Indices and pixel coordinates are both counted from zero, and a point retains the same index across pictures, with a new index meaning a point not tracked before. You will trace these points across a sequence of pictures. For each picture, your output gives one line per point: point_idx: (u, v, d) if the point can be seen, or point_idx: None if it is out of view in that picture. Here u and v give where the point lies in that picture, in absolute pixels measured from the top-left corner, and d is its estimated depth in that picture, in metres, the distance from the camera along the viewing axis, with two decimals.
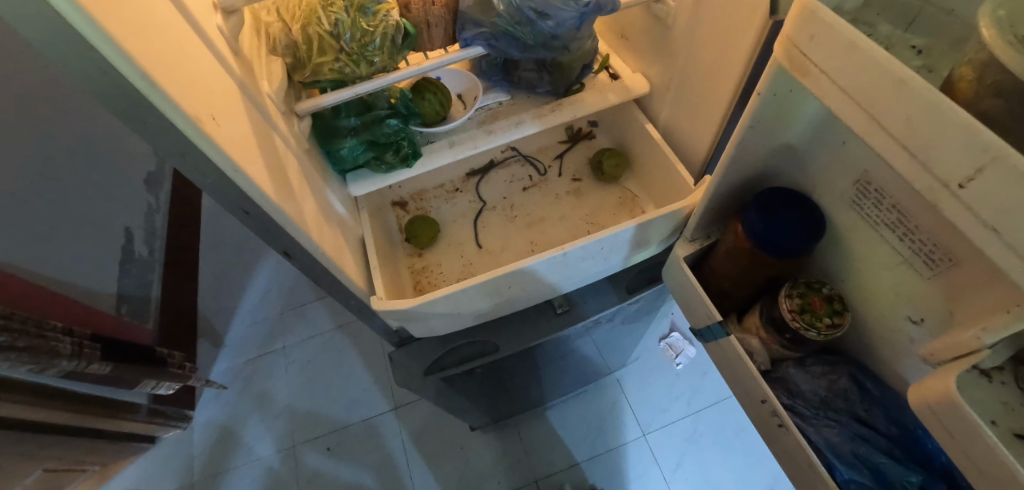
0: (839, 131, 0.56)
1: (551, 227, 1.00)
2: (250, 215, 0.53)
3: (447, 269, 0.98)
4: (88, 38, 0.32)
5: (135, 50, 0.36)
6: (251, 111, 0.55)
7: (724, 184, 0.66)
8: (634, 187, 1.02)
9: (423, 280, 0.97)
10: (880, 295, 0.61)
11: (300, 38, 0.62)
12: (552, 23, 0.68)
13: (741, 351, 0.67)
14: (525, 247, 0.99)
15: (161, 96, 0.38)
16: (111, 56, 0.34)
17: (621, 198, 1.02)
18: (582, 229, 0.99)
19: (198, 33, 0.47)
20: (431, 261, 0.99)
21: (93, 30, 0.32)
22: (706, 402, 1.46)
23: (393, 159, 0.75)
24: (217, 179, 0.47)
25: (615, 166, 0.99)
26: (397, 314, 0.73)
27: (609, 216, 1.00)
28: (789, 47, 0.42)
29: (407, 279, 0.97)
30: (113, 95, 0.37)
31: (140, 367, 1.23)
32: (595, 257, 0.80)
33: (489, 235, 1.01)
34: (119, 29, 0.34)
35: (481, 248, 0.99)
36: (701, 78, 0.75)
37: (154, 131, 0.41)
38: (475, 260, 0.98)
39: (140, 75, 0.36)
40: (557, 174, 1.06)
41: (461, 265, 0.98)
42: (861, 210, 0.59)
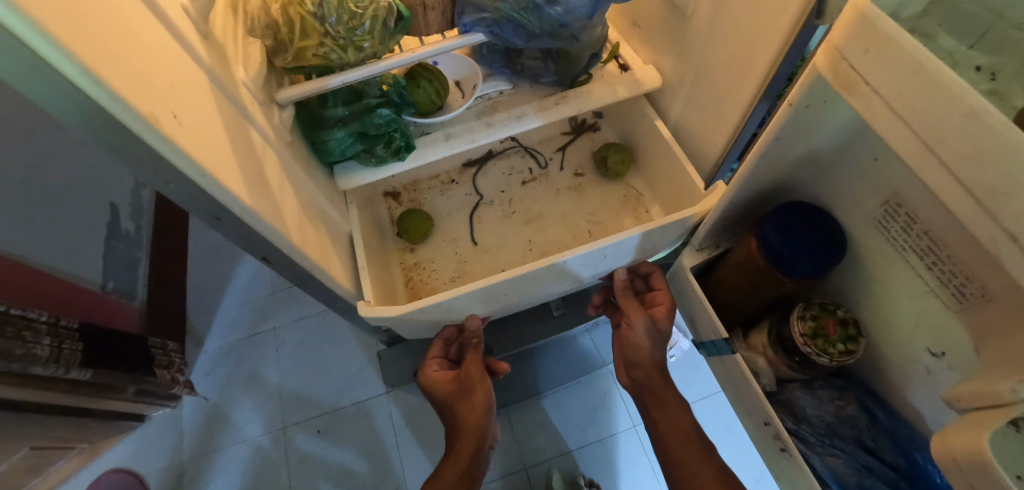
0: (873, 147, 0.51)
1: (550, 224, 0.96)
2: (221, 221, 0.48)
3: (441, 266, 0.94)
4: (17, 31, 0.27)
5: (74, 42, 0.30)
6: (226, 106, 0.49)
7: (741, 194, 0.61)
8: (639, 185, 0.97)
9: (416, 277, 0.93)
10: (897, 322, 0.58)
11: (280, 18, 0.55)
12: (561, 9, 0.60)
13: (747, 370, 0.64)
14: (523, 244, 0.94)
15: (109, 95, 0.33)
16: (48, 52, 0.29)
17: (625, 196, 0.97)
18: (584, 229, 0.95)
19: (162, 18, 0.41)
20: (424, 258, 0.95)
21: (21, 21, 0.27)
22: (696, 396, 1.44)
23: (384, 152, 0.69)
24: (182, 186, 0.42)
25: (621, 162, 0.94)
26: (387, 320, 0.70)
27: (610, 214, 0.96)
28: (836, 58, 0.37)
29: (398, 276, 0.93)
30: (55, 95, 0.32)
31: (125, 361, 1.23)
32: (597, 263, 0.75)
33: (486, 231, 0.96)
34: (50, 14, 0.29)
35: (476, 244, 0.95)
36: (721, 77, 0.69)
37: (107, 133, 0.36)
38: (470, 258, 0.94)
39: (82, 71, 0.31)
40: (559, 168, 1.01)
41: (456, 263, 0.94)
42: (886, 233, 0.55)
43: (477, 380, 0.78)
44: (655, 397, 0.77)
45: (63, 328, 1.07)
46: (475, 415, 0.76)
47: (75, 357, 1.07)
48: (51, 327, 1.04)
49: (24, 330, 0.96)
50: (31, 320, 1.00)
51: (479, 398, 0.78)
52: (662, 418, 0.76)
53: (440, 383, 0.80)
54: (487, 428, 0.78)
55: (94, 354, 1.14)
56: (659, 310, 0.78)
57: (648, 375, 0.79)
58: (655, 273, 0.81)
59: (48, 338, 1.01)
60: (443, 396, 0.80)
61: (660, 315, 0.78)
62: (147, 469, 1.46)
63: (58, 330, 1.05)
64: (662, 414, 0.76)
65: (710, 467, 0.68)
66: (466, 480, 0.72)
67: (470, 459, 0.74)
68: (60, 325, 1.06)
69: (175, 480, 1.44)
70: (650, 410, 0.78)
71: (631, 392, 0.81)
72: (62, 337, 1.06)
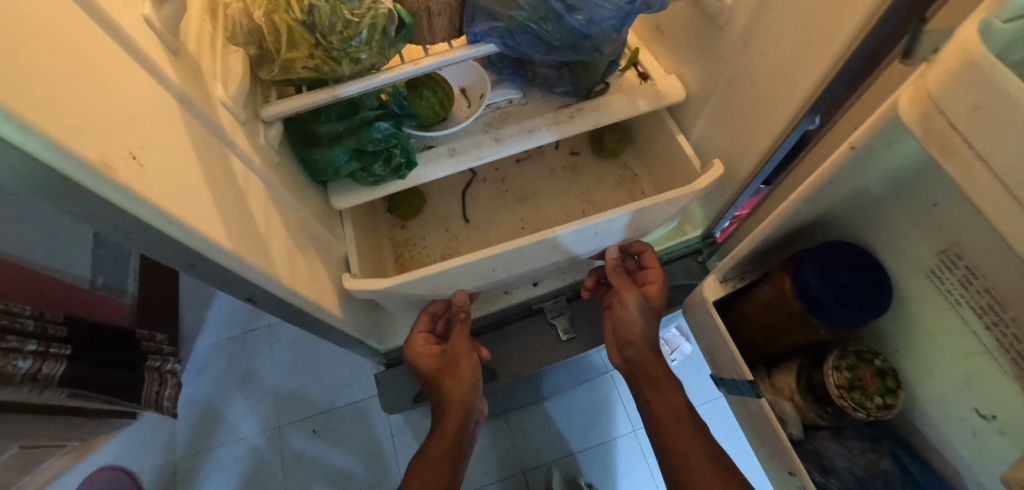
0: (936, 192, 0.46)
1: (545, 205, 0.91)
2: (196, 268, 0.42)
3: (431, 244, 0.89)
4: None
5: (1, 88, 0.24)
6: (201, 134, 0.43)
7: (775, 227, 0.56)
8: (635, 165, 0.91)
9: (405, 255, 0.89)
10: (942, 378, 0.53)
11: (264, 27, 0.48)
12: (583, 17, 0.53)
13: (771, 415, 0.59)
14: (515, 225, 0.90)
15: (46, 145, 0.27)
16: None
17: (621, 178, 0.91)
18: (578, 211, 0.90)
19: (124, 40, 0.35)
20: (415, 234, 0.91)
21: None
22: (697, 401, 1.41)
23: (383, 170, 0.63)
24: (146, 237, 0.36)
25: (616, 140, 0.88)
26: (369, 295, 0.65)
27: (606, 199, 0.91)
28: (929, 109, 0.31)
29: (388, 253, 0.89)
30: None
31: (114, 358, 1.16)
32: (586, 241, 0.71)
33: (480, 212, 0.92)
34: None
35: (469, 223, 0.91)
36: (756, 94, 0.62)
37: (52, 186, 0.30)
38: (463, 237, 0.89)
39: (14, 123, 0.25)
40: (554, 146, 0.95)
41: (447, 241, 0.90)
42: (939, 285, 0.50)
43: (463, 355, 0.73)
44: (646, 375, 0.73)
45: (49, 324, 1.00)
46: (460, 391, 0.72)
47: (52, 377, 0.98)
48: (36, 321, 0.97)
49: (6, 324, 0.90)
50: (16, 315, 0.94)
51: (465, 374, 0.74)
52: (654, 399, 0.72)
53: (423, 358, 0.74)
54: (473, 404, 0.74)
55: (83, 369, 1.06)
56: (651, 289, 0.75)
57: (642, 354, 0.75)
58: (648, 252, 0.78)
59: (33, 346, 0.94)
60: (426, 372, 0.74)
61: (653, 293, 0.75)
62: (140, 467, 1.43)
63: (44, 333, 0.98)
64: (654, 393, 0.72)
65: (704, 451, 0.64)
66: (451, 456, 0.70)
67: (455, 435, 0.71)
68: (46, 320, 1.00)
69: (169, 480, 1.41)
70: (643, 389, 0.74)
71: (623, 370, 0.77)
72: (49, 335, 1.00)
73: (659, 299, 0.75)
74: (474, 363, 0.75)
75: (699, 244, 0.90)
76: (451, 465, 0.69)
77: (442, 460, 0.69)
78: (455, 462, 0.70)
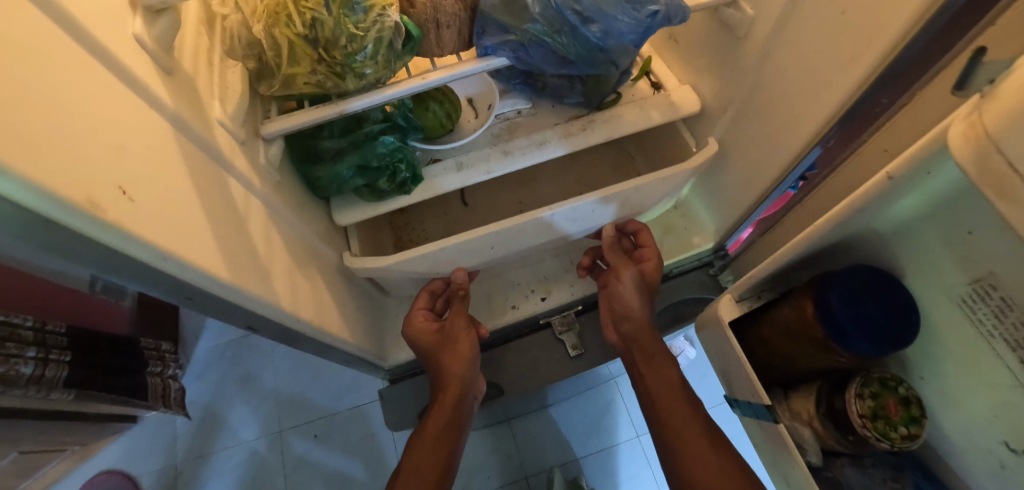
0: (971, 218, 0.43)
1: (542, 187, 0.88)
2: (193, 302, 0.39)
3: (431, 230, 0.87)
4: None
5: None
6: (197, 159, 0.40)
7: (797, 250, 0.54)
8: (631, 147, 0.89)
9: (405, 237, 0.87)
10: (969, 408, 0.51)
11: (263, 42, 0.45)
12: (599, 28, 0.51)
13: (790, 442, 0.57)
14: (513, 208, 0.88)
15: (24, 187, 0.24)
16: None
17: (617, 158, 0.89)
18: (574, 191, 0.88)
19: (112, 64, 0.32)
20: (414, 217, 0.88)
21: None
22: (707, 403, 1.38)
23: (387, 186, 0.61)
24: (138, 276, 0.34)
25: None
26: (366, 270, 0.66)
27: (604, 179, 0.89)
28: (988, 148, 0.29)
29: (387, 234, 0.86)
30: None
31: (116, 365, 1.13)
32: (584, 219, 0.72)
33: (478, 194, 0.89)
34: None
35: (467, 205, 0.88)
36: (777, 107, 0.60)
37: (35, 230, 0.27)
38: (462, 219, 0.88)
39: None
40: None
41: (446, 223, 0.87)
42: (971, 314, 0.48)
43: (461, 331, 0.74)
44: (642, 352, 0.71)
45: (50, 335, 0.96)
46: (458, 366, 0.70)
47: (57, 378, 0.97)
48: (37, 334, 0.93)
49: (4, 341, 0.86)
50: (16, 327, 0.89)
51: (463, 348, 0.73)
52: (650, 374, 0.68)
53: (422, 332, 0.73)
54: (472, 382, 0.72)
55: (82, 371, 1.04)
56: (648, 267, 0.76)
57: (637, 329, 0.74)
58: (643, 231, 0.79)
59: (33, 351, 0.91)
60: (426, 346, 0.73)
61: (649, 271, 0.77)
62: (140, 472, 1.41)
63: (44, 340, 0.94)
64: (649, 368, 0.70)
65: (697, 424, 0.60)
66: (450, 431, 0.66)
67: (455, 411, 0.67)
68: (47, 331, 0.96)
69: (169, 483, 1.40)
70: (638, 366, 0.71)
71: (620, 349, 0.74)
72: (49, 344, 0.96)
73: (656, 277, 0.77)
74: (473, 341, 0.75)
75: (710, 256, 0.87)
76: (450, 440, 0.65)
77: (439, 431, 0.65)
78: (455, 438, 0.66)
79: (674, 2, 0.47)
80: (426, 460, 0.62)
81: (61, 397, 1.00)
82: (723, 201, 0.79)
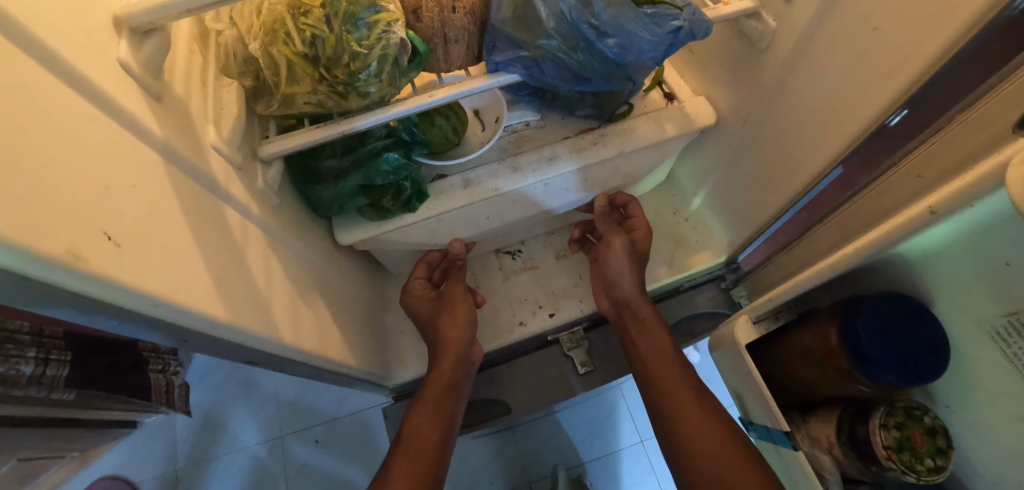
0: (1011, 251, 0.41)
1: None
2: (189, 343, 0.37)
3: None
4: None
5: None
6: (190, 189, 0.38)
7: (821, 276, 0.52)
8: None
9: None
10: (998, 441, 0.49)
11: (261, 61, 0.43)
12: (616, 42, 0.49)
13: (809, 470, 0.55)
14: None
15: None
16: None
17: None
18: None
19: (96, 96, 0.30)
20: None
21: None
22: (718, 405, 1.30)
23: (392, 204, 0.59)
24: (128, 323, 0.31)
25: None
26: (367, 246, 0.65)
27: None
28: None
29: None
30: None
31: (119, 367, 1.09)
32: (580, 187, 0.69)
33: None
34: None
35: None
36: (799, 122, 0.57)
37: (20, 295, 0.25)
38: None
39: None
40: None
41: None
42: (1004, 347, 0.45)
43: (457, 295, 0.74)
44: (633, 315, 0.72)
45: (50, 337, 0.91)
46: (456, 331, 0.70)
47: (58, 379, 0.92)
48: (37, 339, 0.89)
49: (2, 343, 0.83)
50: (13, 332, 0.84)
51: (460, 314, 0.73)
52: (641, 341, 0.70)
53: (420, 301, 0.75)
54: (470, 346, 0.71)
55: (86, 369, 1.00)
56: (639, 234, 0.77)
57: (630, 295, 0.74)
58: (633, 202, 0.79)
59: (33, 350, 0.86)
60: (423, 312, 0.74)
61: (640, 239, 0.77)
62: (141, 477, 1.40)
63: (44, 340, 0.88)
64: (641, 334, 0.70)
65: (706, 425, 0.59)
66: (451, 392, 0.66)
67: (452, 372, 0.67)
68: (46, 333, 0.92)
69: None
70: (630, 331, 0.72)
71: (614, 316, 0.74)
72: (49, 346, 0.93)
73: (648, 244, 0.77)
74: (470, 306, 0.74)
75: (721, 270, 0.85)
76: (449, 401, 0.65)
77: (440, 395, 0.65)
78: (454, 400, 0.66)
79: (696, 17, 0.46)
80: (427, 425, 0.62)
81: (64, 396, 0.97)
82: (736, 215, 0.77)
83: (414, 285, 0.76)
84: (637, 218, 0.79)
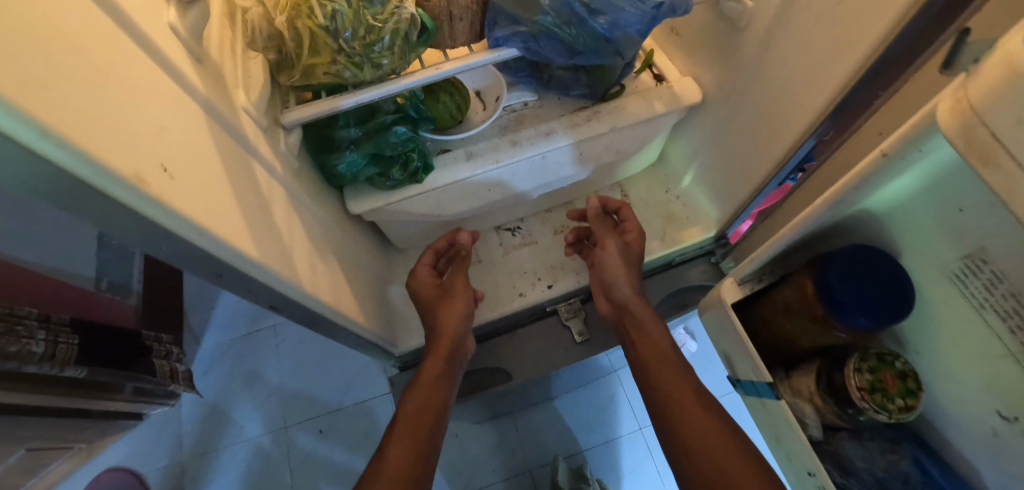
0: (962, 197, 0.46)
1: None
2: (224, 278, 0.41)
3: None
4: None
5: (21, 94, 0.23)
6: (225, 142, 0.42)
7: (800, 231, 0.56)
8: None
9: None
10: (962, 381, 0.53)
11: (286, 33, 0.47)
12: (607, 20, 0.54)
13: (792, 418, 0.59)
14: None
15: (72, 156, 0.26)
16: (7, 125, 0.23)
17: None
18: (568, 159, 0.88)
19: (152, 50, 0.34)
20: None
21: None
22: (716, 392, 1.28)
23: (400, 175, 0.63)
24: (175, 253, 0.35)
25: None
26: (374, 216, 0.70)
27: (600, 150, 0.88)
28: (970, 118, 0.31)
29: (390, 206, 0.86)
30: (25, 170, 0.26)
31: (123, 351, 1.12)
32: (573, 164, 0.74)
33: None
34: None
35: None
36: (775, 96, 0.62)
37: (103, 218, 0.30)
38: None
39: (38, 132, 0.24)
40: None
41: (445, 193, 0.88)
42: (962, 288, 0.50)
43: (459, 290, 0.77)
44: (632, 317, 0.74)
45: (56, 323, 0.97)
46: (454, 322, 0.73)
47: (69, 356, 0.96)
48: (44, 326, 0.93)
49: (15, 327, 0.87)
50: (21, 317, 0.89)
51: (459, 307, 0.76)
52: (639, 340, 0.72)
53: (423, 288, 0.78)
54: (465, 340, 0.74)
55: (92, 350, 1.03)
56: (632, 237, 0.81)
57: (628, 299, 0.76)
58: (626, 207, 0.84)
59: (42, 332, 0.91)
60: (426, 299, 0.78)
61: (632, 241, 0.81)
62: (147, 468, 1.42)
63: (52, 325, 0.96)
64: (639, 335, 0.73)
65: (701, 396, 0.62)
66: (444, 380, 0.69)
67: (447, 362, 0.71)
68: (51, 320, 0.96)
69: (175, 480, 1.41)
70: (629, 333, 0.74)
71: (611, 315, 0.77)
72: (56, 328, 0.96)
73: (641, 246, 0.81)
74: (470, 303, 0.77)
75: (712, 245, 0.89)
76: (441, 389, 0.68)
77: (434, 382, 0.69)
78: (446, 388, 0.69)
79: None
80: (421, 409, 0.65)
81: (75, 375, 0.99)
82: (724, 190, 0.82)
83: (420, 271, 0.80)
84: (629, 221, 0.83)
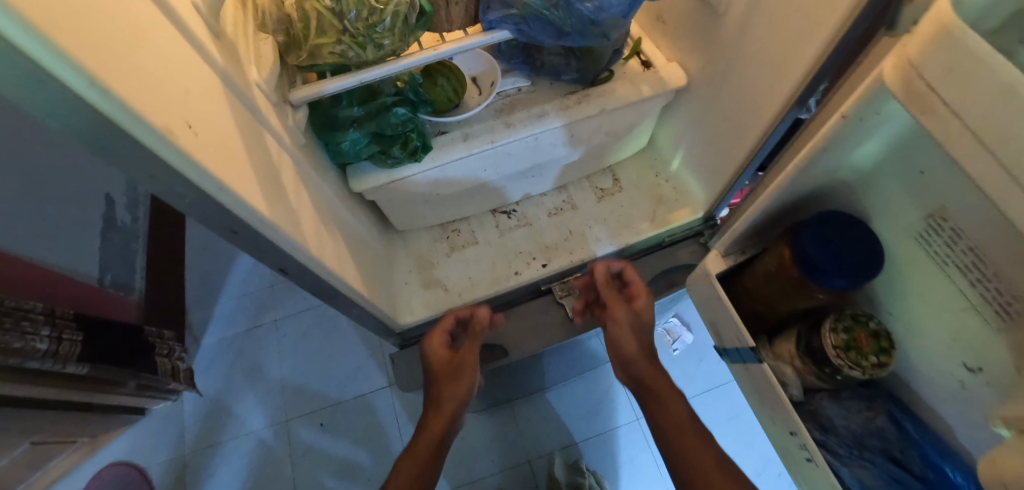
0: (923, 159, 0.49)
1: None
2: (238, 235, 0.44)
3: None
4: (40, 58, 0.25)
5: (75, 47, 0.26)
6: (240, 111, 0.46)
7: (777, 199, 0.60)
8: None
9: None
10: (932, 337, 0.57)
11: (295, 14, 0.51)
12: (591, 4, 0.58)
13: (775, 380, 0.61)
14: None
15: (117, 107, 0.29)
16: (65, 74, 0.26)
17: None
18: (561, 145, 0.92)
19: (177, 22, 0.38)
20: None
21: (42, 46, 0.24)
22: (716, 382, 1.28)
23: (400, 153, 0.66)
24: (197, 206, 0.39)
25: None
26: (375, 195, 0.73)
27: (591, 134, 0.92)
28: (911, 74, 0.35)
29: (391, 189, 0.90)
30: (74, 117, 0.29)
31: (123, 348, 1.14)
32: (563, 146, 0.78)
33: None
34: (48, 11, 0.25)
35: None
36: (752, 76, 0.66)
37: (136, 166, 0.34)
38: None
39: (88, 80, 0.27)
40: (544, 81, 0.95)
41: None
42: (927, 247, 0.54)
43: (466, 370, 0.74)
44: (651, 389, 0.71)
45: (60, 318, 0.99)
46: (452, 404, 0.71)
47: (71, 354, 0.98)
48: (47, 320, 0.96)
49: (20, 321, 0.89)
50: (26, 312, 0.92)
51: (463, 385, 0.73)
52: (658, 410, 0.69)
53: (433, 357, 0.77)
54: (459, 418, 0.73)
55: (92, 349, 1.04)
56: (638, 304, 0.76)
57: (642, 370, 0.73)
58: (630, 270, 0.79)
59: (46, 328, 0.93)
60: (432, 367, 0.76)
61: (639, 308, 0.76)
62: (149, 462, 1.42)
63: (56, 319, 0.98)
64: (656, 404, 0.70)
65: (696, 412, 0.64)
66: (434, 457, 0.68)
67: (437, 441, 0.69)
68: (55, 315, 0.98)
69: (178, 474, 1.41)
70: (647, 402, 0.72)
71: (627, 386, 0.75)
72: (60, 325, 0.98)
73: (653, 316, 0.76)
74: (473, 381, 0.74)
75: (701, 226, 0.92)
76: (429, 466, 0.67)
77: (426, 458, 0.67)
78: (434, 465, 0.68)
79: None
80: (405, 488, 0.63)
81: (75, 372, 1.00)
82: (710, 172, 0.85)
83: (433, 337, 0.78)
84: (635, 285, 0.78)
